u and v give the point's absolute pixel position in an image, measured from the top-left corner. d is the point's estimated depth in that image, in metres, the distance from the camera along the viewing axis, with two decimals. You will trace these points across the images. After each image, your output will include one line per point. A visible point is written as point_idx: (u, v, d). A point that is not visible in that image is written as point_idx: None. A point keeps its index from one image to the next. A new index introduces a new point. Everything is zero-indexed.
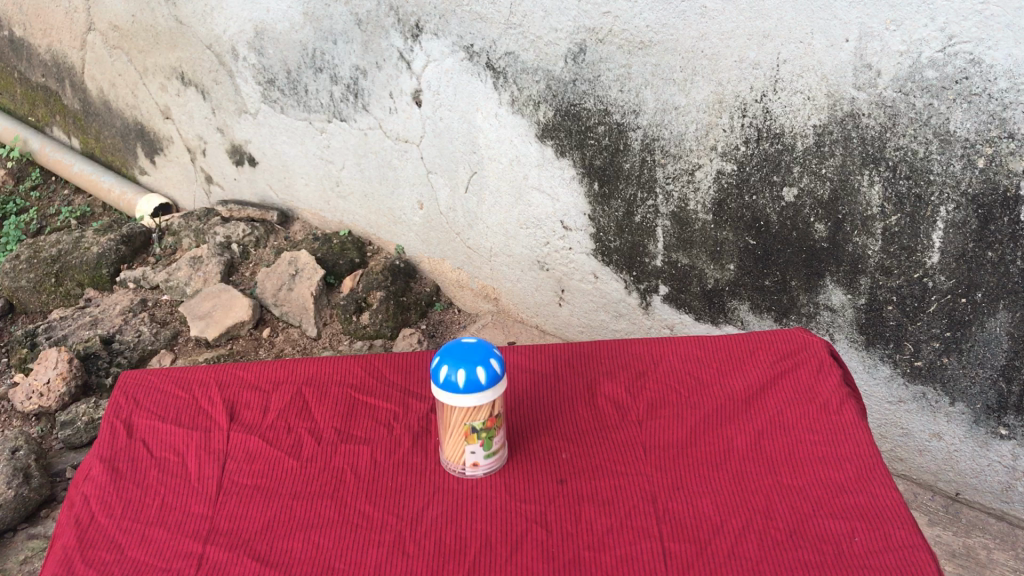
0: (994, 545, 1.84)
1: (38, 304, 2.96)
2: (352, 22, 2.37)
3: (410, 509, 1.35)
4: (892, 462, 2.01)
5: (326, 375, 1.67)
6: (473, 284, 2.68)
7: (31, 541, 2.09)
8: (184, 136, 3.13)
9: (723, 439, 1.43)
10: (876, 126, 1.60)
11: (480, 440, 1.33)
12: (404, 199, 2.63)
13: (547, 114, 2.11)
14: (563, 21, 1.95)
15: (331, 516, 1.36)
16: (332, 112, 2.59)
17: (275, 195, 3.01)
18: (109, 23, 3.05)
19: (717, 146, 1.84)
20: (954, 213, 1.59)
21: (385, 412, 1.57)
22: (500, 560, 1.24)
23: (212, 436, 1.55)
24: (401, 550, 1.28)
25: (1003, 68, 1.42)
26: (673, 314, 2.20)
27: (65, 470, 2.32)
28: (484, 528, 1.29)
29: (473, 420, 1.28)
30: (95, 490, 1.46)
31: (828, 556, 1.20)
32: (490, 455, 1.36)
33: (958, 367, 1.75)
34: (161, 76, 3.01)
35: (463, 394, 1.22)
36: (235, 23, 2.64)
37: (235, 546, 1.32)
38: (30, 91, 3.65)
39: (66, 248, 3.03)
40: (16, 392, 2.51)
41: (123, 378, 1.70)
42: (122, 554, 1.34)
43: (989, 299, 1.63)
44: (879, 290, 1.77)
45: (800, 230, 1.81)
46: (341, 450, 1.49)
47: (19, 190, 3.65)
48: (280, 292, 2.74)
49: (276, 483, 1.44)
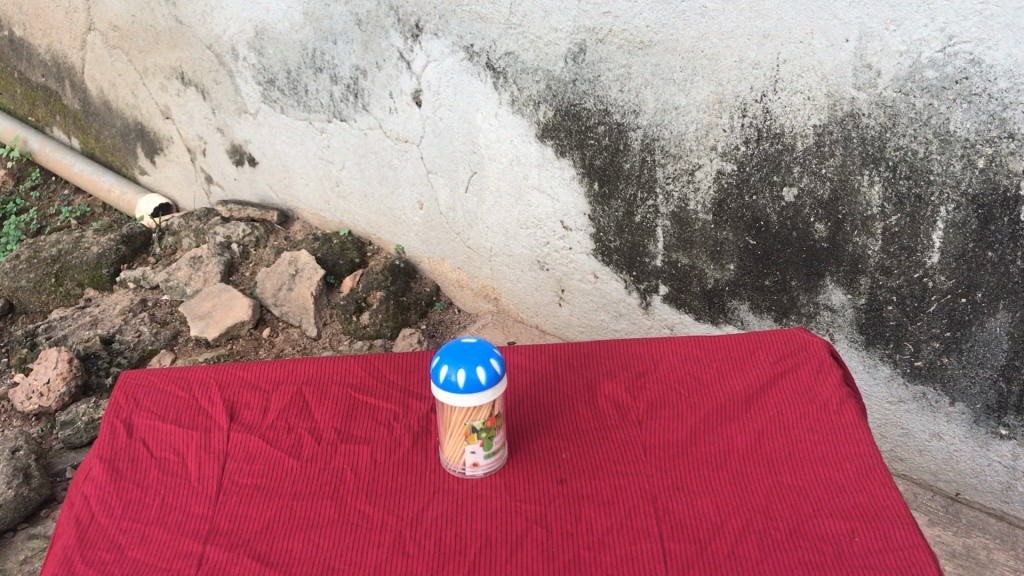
0: (994, 545, 1.84)
1: (38, 304, 2.96)
2: (352, 21, 2.37)
3: (410, 510, 1.35)
4: (892, 462, 2.01)
5: (326, 375, 1.67)
6: (473, 284, 2.68)
7: (31, 541, 2.09)
8: (184, 136, 3.13)
9: (723, 438, 1.43)
10: (876, 126, 1.60)
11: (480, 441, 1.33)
12: (404, 199, 2.64)
13: (547, 114, 2.11)
14: (563, 21, 1.95)
15: (330, 516, 1.36)
16: (332, 112, 2.59)
17: (275, 195, 3.01)
18: (109, 23, 3.05)
19: (717, 146, 1.84)
20: (954, 213, 1.59)
21: (386, 412, 1.58)
22: (500, 560, 1.24)
23: (213, 436, 1.55)
24: (401, 550, 1.28)
25: (1003, 68, 1.42)
26: (673, 314, 2.20)
27: (65, 470, 2.32)
28: (484, 528, 1.29)
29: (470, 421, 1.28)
30: (96, 490, 1.46)
31: (828, 556, 1.20)
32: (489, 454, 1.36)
33: (958, 367, 1.75)
34: (161, 76, 3.01)
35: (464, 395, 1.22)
36: (235, 23, 2.63)
37: (235, 546, 1.32)
38: (30, 90, 3.65)
39: (66, 248, 3.03)
40: (16, 392, 2.52)
41: (123, 377, 1.70)
42: (123, 554, 1.34)
43: (990, 299, 1.63)
44: (879, 290, 1.77)
45: (800, 230, 1.81)
46: (341, 450, 1.49)
47: (19, 190, 3.65)
48: (280, 292, 2.74)
49: (275, 483, 1.44)
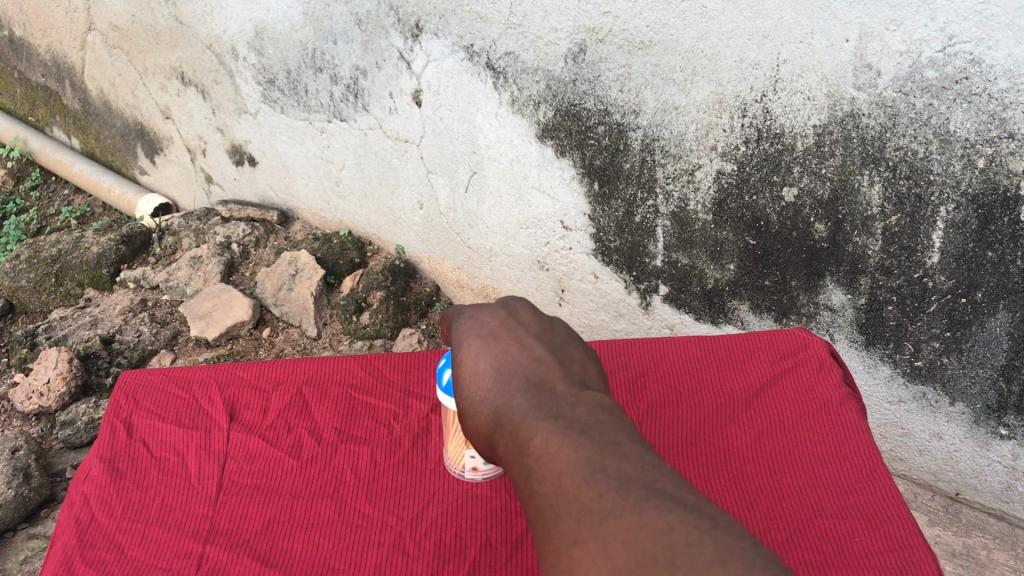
0: (994, 545, 1.84)
1: (38, 304, 2.96)
2: (352, 21, 2.37)
3: (410, 510, 1.40)
4: (892, 462, 2.01)
5: (326, 375, 1.69)
6: (473, 284, 2.68)
7: (31, 541, 2.10)
8: (184, 137, 3.13)
9: (723, 439, 1.42)
10: (876, 126, 1.60)
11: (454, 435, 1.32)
12: (404, 199, 2.64)
13: (547, 114, 2.11)
14: (563, 21, 1.94)
15: (330, 516, 1.40)
16: (332, 112, 2.59)
17: (275, 195, 3.01)
18: (109, 22, 3.04)
19: (717, 146, 1.84)
20: (953, 213, 1.59)
21: (386, 412, 1.60)
22: (500, 560, 1.30)
23: (213, 436, 1.57)
24: (401, 550, 1.33)
25: (1003, 68, 1.42)
26: (673, 314, 2.20)
27: (65, 470, 2.32)
28: (484, 529, 1.35)
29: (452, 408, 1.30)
30: (96, 490, 1.47)
31: (829, 556, 1.20)
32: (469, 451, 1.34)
33: (958, 367, 1.75)
34: (162, 76, 3.01)
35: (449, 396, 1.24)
36: (235, 23, 2.63)
37: (234, 546, 1.35)
38: (30, 91, 3.65)
39: (66, 248, 3.03)
40: (16, 392, 2.52)
41: (123, 377, 1.71)
42: (123, 554, 1.36)
43: (990, 299, 1.63)
44: (879, 290, 1.77)
45: (800, 229, 1.81)
46: (341, 450, 1.52)
47: (19, 190, 3.65)
48: (280, 292, 2.74)
49: (276, 483, 1.47)
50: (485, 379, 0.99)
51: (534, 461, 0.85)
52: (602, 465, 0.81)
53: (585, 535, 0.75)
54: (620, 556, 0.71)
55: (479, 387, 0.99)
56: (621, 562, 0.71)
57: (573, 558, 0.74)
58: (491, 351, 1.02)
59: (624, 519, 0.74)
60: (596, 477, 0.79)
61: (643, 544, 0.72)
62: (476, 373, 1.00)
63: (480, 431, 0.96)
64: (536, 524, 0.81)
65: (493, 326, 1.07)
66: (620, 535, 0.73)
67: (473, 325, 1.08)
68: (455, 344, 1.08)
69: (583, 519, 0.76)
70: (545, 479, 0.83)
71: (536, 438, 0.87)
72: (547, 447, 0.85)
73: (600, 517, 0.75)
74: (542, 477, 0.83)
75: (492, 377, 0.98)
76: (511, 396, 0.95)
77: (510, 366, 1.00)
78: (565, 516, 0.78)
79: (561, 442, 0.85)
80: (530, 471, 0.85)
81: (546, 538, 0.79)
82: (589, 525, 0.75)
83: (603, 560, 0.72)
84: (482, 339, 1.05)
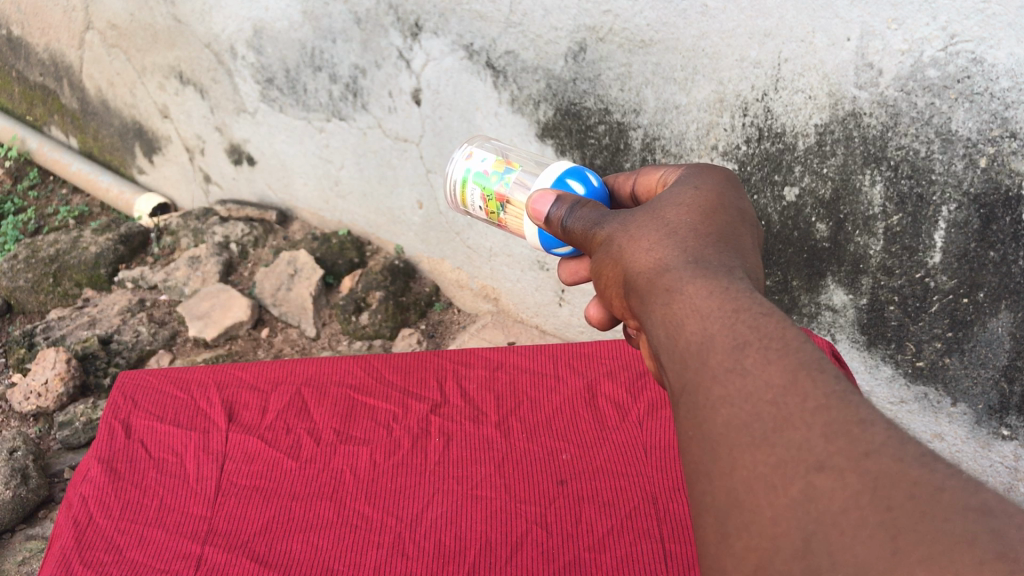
0: None
1: (36, 305, 2.94)
2: (351, 20, 2.36)
3: (410, 510, 1.41)
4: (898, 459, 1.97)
5: (326, 376, 1.71)
6: (473, 284, 2.67)
7: (30, 542, 2.10)
8: (183, 136, 3.11)
9: None
10: (877, 125, 1.59)
11: (486, 188, 1.28)
12: (404, 199, 2.62)
13: (547, 113, 2.11)
14: (564, 20, 1.93)
15: (330, 516, 1.41)
16: (331, 112, 2.58)
17: (274, 195, 2.99)
18: (107, 21, 3.02)
19: (717, 145, 1.84)
20: (955, 213, 1.58)
21: (385, 412, 1.62)
22: (500, 561, 1.32)
23: (212, 437, 1.57)
24: (400, 551, 1.34)
25: (1005, 68, 1.41)
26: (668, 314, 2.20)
27: (63, 470, 2.33)
28: (484, 529, 1.37)
29: (505, 225, 1.28)
30: (94, 491, 1.47)
31: None
32: (449, 191, 1.35)
33: (959, 368, 1.72)
34: (160, 75, 3.00)
35: (540, 184, 1.19)
36: (234, 22, 2.62)
37: (234, 547, 1.35)
38: (28, 89, 3.63)
39: (64, 248, 3.00)
40: (15, 393, 2.51)
41: (122, 378, 1.71)
42: (121, 554, 1.36)
43: (991, 299, 1.61)
44: (880, 290, 1.75)
45: (801, 229, 1.81)
46: (341, 451, 1.53)
47: (17, 190, 3.63)
48: (280, 292, 2.75)
49: (275, 484, 1.47)
50: (698, 215, 0.87)
51: (753, 334, 0.66)
52: (849, 391, 0.62)
53: (841, 461, 0.57)
54: (906, 512, 0.54)
55: (680, 225, 0.85)
56: (910, 522, 0.54)
57: (817, 486, 0.58)
58: (708, 215, 0.87)
59: (903, 467, 0.56)
60: (847, 395, 0.61)
61: (941, 508, 0.53)
62: (680, 217, 0.87)
63: (645, 263, 0.82)
64: (737, 409, 0.63)
65: (741, 205, 0.93)
66: (898, 480, 0.55)
67: (711, 187, 0.94)
68: (674, 191, 0.95)
69: (836, 441, 0.58)
70: (768, 364, 0.64)
71: (762, 316, 0.68)
72: (784, 333, 0.66)
73: (864, 448, 0.57)
74: (768, 360, 0.64)
75: (711, 223, 0.86)
76: (725, 257, 0.79)
77: (738, 236, 0.86)
78: (804, 427, 0.60)
79: (799, 334, 0.66)
80: (751, 343, 0.66)
81: (764, 440, 0.61)
82: (846, 451, 0.58)
83: (877, 509, 0.55)
84: (707, 202, 0.90)
